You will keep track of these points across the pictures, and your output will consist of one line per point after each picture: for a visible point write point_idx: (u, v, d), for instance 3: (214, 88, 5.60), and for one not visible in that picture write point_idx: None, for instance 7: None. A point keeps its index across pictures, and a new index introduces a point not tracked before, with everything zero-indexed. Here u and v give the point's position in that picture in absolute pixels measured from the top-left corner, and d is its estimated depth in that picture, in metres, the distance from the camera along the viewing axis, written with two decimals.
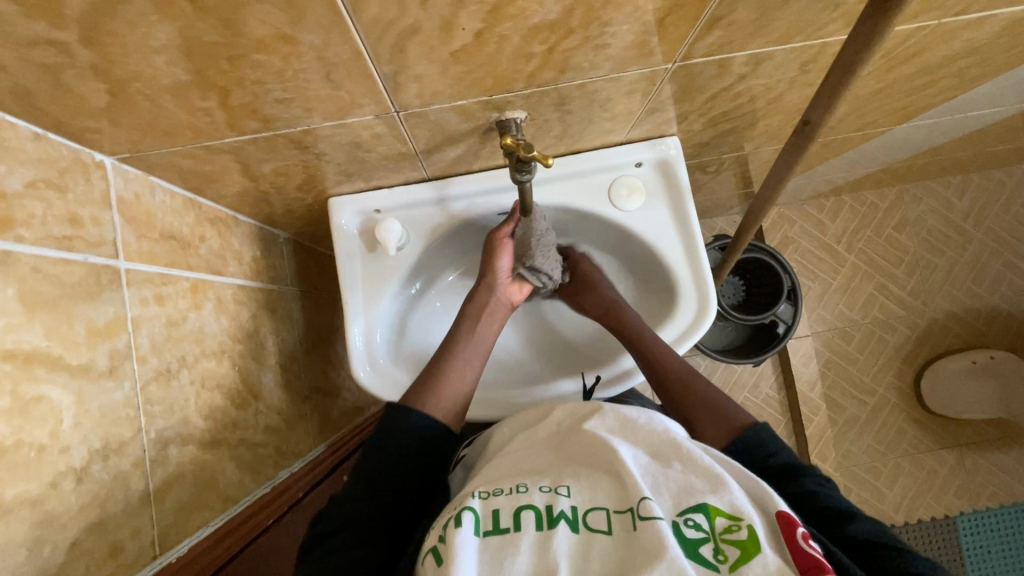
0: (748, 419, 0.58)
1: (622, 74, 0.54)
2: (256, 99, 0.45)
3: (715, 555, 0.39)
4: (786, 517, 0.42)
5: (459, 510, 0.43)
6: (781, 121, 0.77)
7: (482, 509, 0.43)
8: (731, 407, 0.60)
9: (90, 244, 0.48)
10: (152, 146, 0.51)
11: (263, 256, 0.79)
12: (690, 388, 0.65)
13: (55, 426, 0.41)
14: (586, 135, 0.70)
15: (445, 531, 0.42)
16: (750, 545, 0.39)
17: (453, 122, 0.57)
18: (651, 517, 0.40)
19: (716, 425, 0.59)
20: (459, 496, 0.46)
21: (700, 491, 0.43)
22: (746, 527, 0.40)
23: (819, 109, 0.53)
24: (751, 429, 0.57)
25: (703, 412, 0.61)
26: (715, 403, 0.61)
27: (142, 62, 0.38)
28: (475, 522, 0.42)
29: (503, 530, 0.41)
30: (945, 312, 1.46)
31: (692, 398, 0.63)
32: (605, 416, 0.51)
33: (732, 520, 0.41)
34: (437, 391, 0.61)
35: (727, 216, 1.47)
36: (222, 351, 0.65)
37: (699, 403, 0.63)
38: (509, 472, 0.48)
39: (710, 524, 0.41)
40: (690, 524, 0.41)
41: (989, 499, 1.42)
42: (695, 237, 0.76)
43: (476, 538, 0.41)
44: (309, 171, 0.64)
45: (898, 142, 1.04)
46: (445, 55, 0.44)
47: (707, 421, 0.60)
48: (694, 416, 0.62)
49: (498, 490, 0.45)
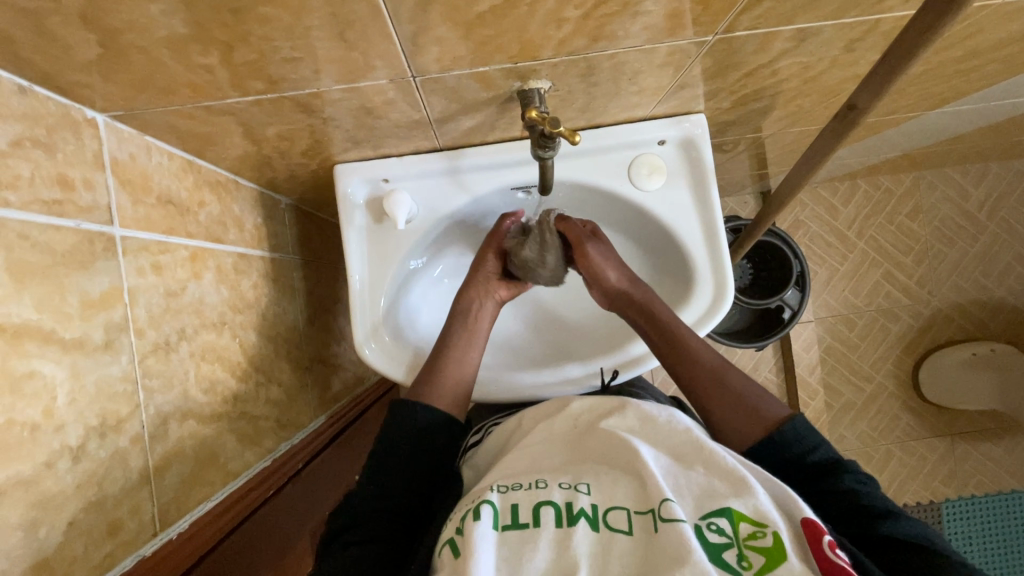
0: (782, 412, 0.56)
1: (657, 45, 0.50)
2: (261, 58, 0.41)
3: (739, 560, 0.38)
4: (811, 523, 0.41)
5: (478, 504, 0.42)
6: (813, 102, 0.73)
7: (500, 503, 0.43)
8: (762, 400, 0.57)
9: (82, 209, 0.44)
10: (148, 104, 0.47)
11: (264, 222, 0.76)
12: (716, 382, 0.60)
13: (48, 404, 0.39)
14: (609, 109, 0.66)
15: (463, 525, 0.41)
16: (775, 552, 0.38)
17: (472, 89, 0.53)
18: (672, 520, 0.38)
19: (746, 419, 0.56)
20: (478, 491, 0.46)
21: (723, 495, 0.42)
22: (771, 533, 0.39)
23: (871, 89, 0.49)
24: (788, 421, 0.55)
25: (732, 408, 0.58)
26: (741, 395, 0.58)
27: (136, 11, 0.34)
28: (494, 517, 0.41)
29: (522, 526, 0.41)
30: (951, 303, 1.45)
31: (718, 394, 0.59)
32: (626, 413, 0.51)
33: (757, 526, 0.39)
34: (439, 385, 0.63)
35: (739, 196, 1.43)
36: (222, 323, 0.63)
37: (726, 399, 0.59)
38: (527, 469, 0.48)
39: (733, 529, 0.40)
40: (713, 529, 0.40)
41: (974, 487, 1.45)
42: (716, 222, 0.73)
43: (494, 532, 0.40)
44: (316, 136, 0.60)
45: (924, 128, 1.01)
46: (470, 17, 0.40)
47: (735, 416, 0.57)
48: (720, 414, 0.58)
49: (516, 485, 0.45)
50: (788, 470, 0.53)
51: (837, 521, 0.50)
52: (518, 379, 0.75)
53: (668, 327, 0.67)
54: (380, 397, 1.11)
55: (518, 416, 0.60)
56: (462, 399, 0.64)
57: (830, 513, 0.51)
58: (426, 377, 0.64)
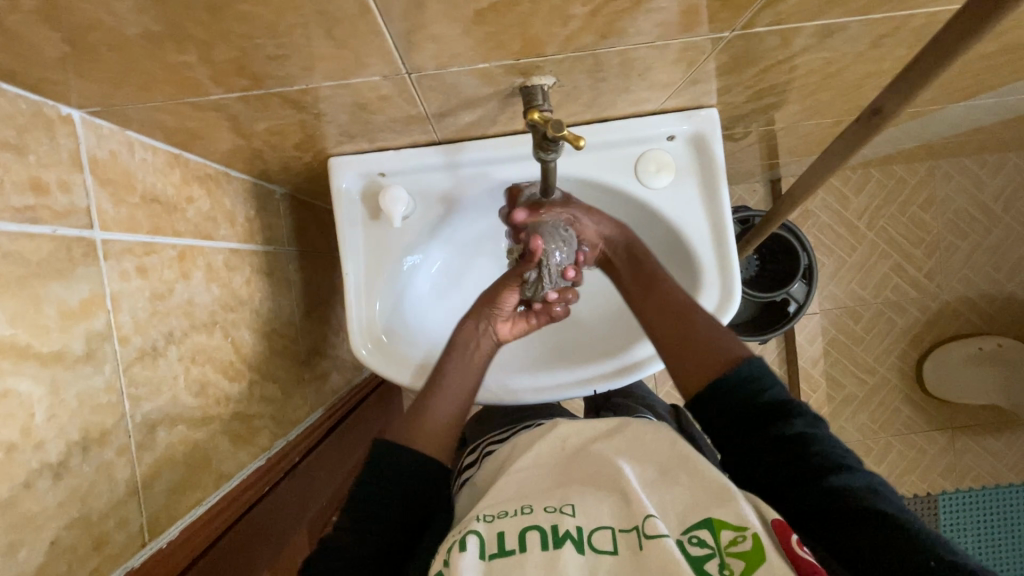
0: (742, 353, 0.57)
1: (670, 42, 0.47)
2: (244, 55, 0.39)
3: (721, 569, 0.36)
4: (781, 524, 0.40)
5: (464, 534, 0.41)
6: (832, 96, 0.70)
7: (487, 532, 0.42)
8: (726, 341, 0.59)
9: (59, 214, 0.42)
10: (126, 100, 0.44)
11: (258, 214, 0.74)
12: (686, 323, 0.62)
13: (25, 422, 0.37)
14: (617, 104, 0.63)
15: (449, 556, 0.40)
16: (754, 554, 0.36)
17: (472, 85, 0.50)
18: (657, 535, 0.37)
19: (708, 365, 0.58)
20: (465, 522, 0.45)
21: (705, 505, 0.41)
22: (752, 535, 0.37)
23: (904, 87, 0.46)
24: (744, 363, 0.56)
25: (696, 354, 0.59)
26: (706, 336, 0.60)
27: (102, 8, 0.31)
28: (480, 546, 0.40)
29: (509, 552, 0.39)
30: (959, 296, 1.42)
31: (686, 337, 0.61)
32: (616, 437, 0.51)
33: (737, 531, 0.38)
34: (420, 425, 0.60)
35: (748, 184, 1.39)
36: (213, 323, 0.61)
37: (690, 340, 0.61)
38: (517, 495, 0.47)
39: (715, 538, 0.38)
40: (694, 542, 0.38)
41: (972, 480, 1.44)
42: (725, 221, 0.70)
43: (480, 563, 0.39)
44: (308, 131, 0.57)
45: (944, 121, 0.97)
46: (469, 14, 0.37)
47: (700, 361, 0.59)
48: (685, 361, 0.60)
49: (502, 514, 0.43)
50: (746, 405, 0.53)
51: (788, 477, 0.49)
52: (515, 384, 0.73)
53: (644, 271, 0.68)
54: (378, 387, 1.10)
55: (510, 445, 0.59)
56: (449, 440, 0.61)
57: (775, 460, 0.50)
58: (409, 415, 0.61)
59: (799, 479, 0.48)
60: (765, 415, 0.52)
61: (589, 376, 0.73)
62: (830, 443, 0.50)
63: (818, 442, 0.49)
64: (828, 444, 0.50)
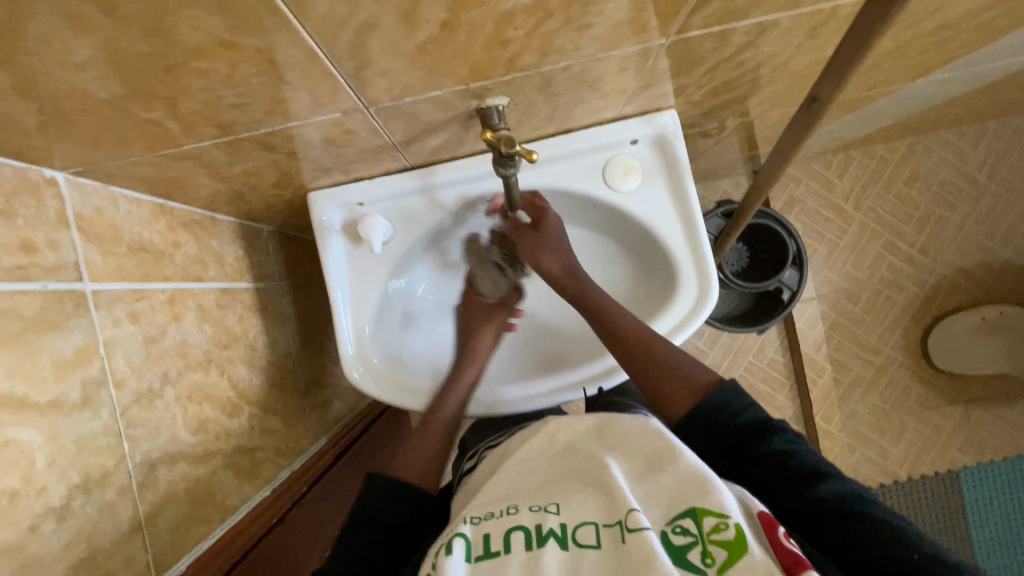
0: (713, 377, 0.58)
1: (612, 52, 0.49)
2: (208, 106, 0.42)
3: (703, 558, 0.37)
4: (769, 520, 0.41)
5: (450, 538, 0.42)
6: (788, 86, 0.72)
7: (473, 534, 0.43)
8: (693, 369, 0.60)
9: (48, 270, 0.45)
10: (106, 158, 0.47)
11: (247, 253, 0.76)
12: (654, 354, 0.63)
13: (27, 469, 0.40)
14: (576, 115, 0.65)
15: (436, 559, 0.41)
16: (737, 546, 0.37)
17: (431, 112, 0.53)
18: (638, 528, 0.38)
19: (682, 392, 0.58)
20: (454, 524, 0.46)
21: (688, 495, 0.41)
22: (734, 525, 0.38)
23: (837, 71, 0.48)
24: (716, 387, 0.57)
25: (666, 379, 0.60)
26: (675, 365, 0.61)
27: (68, 77, 0.34)
28: (466, 549, 0.41)
29: (494, 554, 0.40)
30: (955, 268, 1.41)
31: (656, 365, 0.62)
32: (602, 436, 0.51)
33: (720, 518, 0.39)
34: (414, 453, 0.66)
35: (730, 178, 1.41)
36: (209, 361, 0.63)
37: (660, 370, 0.61)
38: (503, 495, 0.48)
39: (698, 526, 0.39)
40: (678, 531, 0.39)
41: (993, 453, 1.40)
42: (695, 217, 0.72)
43: (466, 565, 0.40)
44: (283, 170, 0.60)
45: (910, 97, 0.99)
46: (410, 48, 0.40)
47: (673, 388, 0.59)
48: (658, 385, 0.61)
49: (489, 515, 0.45)
50: (720, 428, 0.53)
51: (773, 491, 0.50)
52: (509, 393, 0.75)
53: (607, 309, 0.69)
54: (383, 412, 1.11)
55: (504, 447, 0.60)
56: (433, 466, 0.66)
57: (762, 478, 0.50)
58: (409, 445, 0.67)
59: (791, 489, 0.49)
60: (745, 436, 0.52)
61: (581, 377, 0.74)
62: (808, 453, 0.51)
63: (797, 456, 0.50)
64: (807, 455, 0.51)
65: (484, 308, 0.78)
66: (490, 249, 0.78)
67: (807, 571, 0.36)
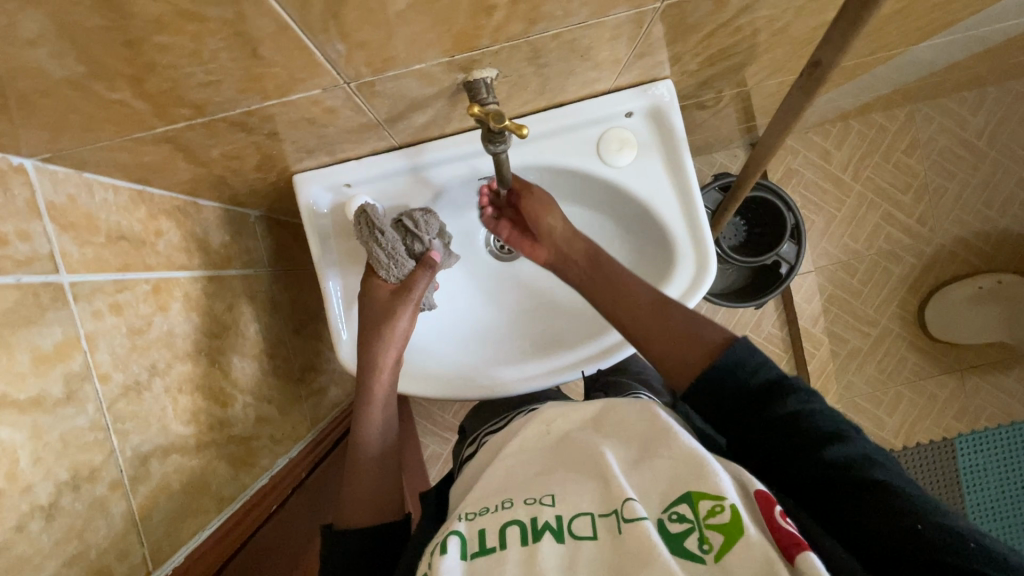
0: (722, 334, 0.56)
1: (604, 19, 0.47)
2: (176, 85, 0.39)
3: (700, 545, 0.36)
4: (766, 496, 0.40)
5: (445, 537, 0.41)
6: (788, 52, 0.69)
7: (468, 531, 0.42)
8: (699, 327, 0.58)
9: (21, 262, 0.43)
10: (75, 143, 0.45)
11: (233, 240, 0.74)
12: (656, 321, 0.61)
13: (11, 468, 0.39)
14: (569, 87, 0.63)
15: (431, 560, 0.40)
16: (733, 528, 0.36)
17: (416, 87, 0.50)
18: (635, 518, 0.37)
19: (694, 359, 0.56)
20: (448, 523, 0.45)
21: (684, 478, 0.40)
22: (730, 506, 0.37)
23: (840, 32, 0.45)
24: (728, 345, 0.54)
25: (672, 341, 0.58)
26: (686, 326, 0.59)
27: (21, 54, 0.32)
28: (462, 546, 0.41)
29: (489, 550, 0.40)
30: (953, 237, 1.40)
31: (671, 332, 0.59)
32: (599, 423, 0.50)
33: (716, 501, 0.38)
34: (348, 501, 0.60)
35: (728, 150, 1.38)
36: (198, 350, 0.62)
37: (671, 334, 0.59)
38: (498, 489, 0.47)
39: (694, 511, 0.38)
40: (674, 518, 0.39)
41: (988, 420, 1.41)
42: (691, 185, 0.70)
43: (461, 563, 0.39)
44: (264, 152, 0.57)
45: (913, 62, 0.96)
46: (390, 18, 0.38)
47: (681, 354, 0.57)
48: (665, 349, 0.58)
49: (483, 510, 0.44)
50: (739, 417, 0.51)
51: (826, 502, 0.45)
52: (503, 374, 0.74)
53: (610, 277, 0.65)
54: None
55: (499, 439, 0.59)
56: (383, 506, 0.61)
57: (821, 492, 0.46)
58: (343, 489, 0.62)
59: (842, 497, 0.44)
60: (789, 434, 0.48)
61: (576, 358, 0.73)
62: (828, 414, 0.49)
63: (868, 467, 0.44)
64: (827, 416, 0.49)
65: (387, 298, 0.67)
66: (377, 229, 0.64)
67: (803, 551, 0.36)
